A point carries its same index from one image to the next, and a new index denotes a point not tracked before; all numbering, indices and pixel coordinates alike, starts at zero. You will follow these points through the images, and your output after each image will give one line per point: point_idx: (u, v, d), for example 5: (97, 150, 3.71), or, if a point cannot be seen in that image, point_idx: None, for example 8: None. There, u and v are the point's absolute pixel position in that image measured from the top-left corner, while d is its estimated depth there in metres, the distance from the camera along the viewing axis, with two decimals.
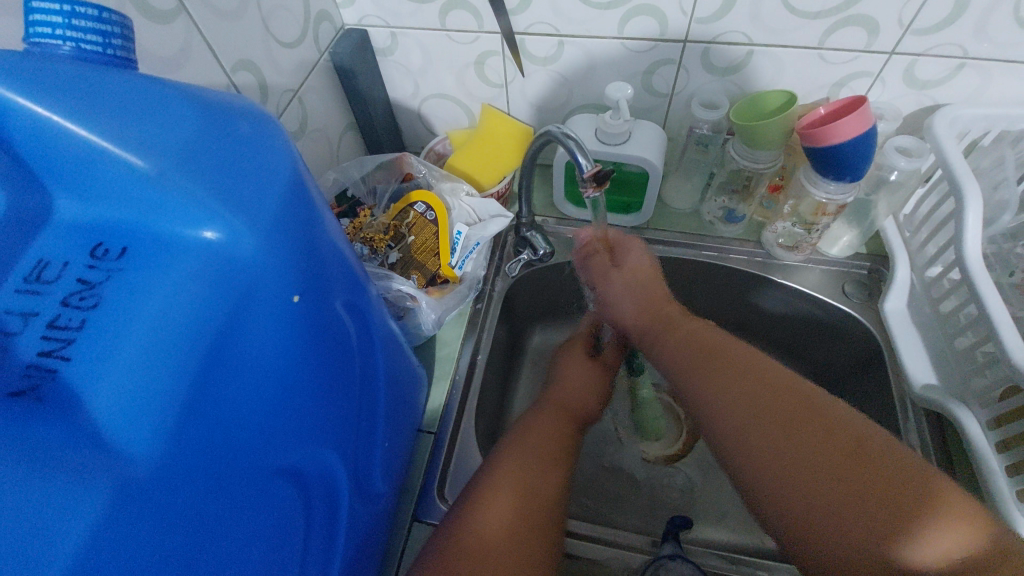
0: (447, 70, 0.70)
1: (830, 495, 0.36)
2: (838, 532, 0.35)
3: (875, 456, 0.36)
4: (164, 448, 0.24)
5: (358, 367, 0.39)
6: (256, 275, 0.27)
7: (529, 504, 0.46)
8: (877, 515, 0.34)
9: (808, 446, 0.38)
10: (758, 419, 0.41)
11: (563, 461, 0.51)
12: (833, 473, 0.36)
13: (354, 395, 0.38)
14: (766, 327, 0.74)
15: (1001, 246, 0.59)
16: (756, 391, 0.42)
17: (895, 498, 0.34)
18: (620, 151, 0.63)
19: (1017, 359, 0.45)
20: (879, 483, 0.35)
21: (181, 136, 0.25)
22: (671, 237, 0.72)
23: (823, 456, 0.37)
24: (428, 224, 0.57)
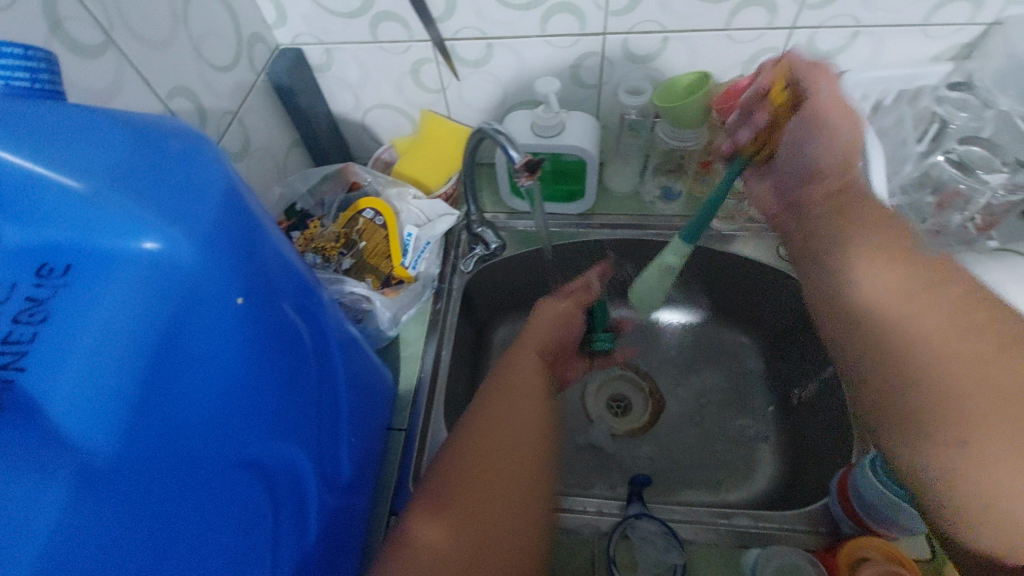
0: (384, 81, 0.72)
1: (880, 409, 0.37)
2: (892, 448, 0.36)
3: (946, 378, 0.33)
4: (122, 444, 0.25)
5: (315, 365, 0.41)
6: (197, 280, 0.29)
7: (470, 477, 0.45)
8: (918, 417, 0.34)
9: (877, 360, 0.37)
10: (881, 339, 0.38)
11: (512, 429, 0.49)
12: (893, 378, 0.36)
13: (312, 392, 0.40)
14: (717, 295, 0.78)
15: None
16: (887, 315, 0.38)
17: (938, 404, 0.33)
18: (556, 142, 0.67)
19: None
20: (923, 388, 0.34)
21: (112, 157, 0.27)
22: (616, 221, 0.75)
23: (886, 370, 0.37)
24: (378, 228, 0.59)
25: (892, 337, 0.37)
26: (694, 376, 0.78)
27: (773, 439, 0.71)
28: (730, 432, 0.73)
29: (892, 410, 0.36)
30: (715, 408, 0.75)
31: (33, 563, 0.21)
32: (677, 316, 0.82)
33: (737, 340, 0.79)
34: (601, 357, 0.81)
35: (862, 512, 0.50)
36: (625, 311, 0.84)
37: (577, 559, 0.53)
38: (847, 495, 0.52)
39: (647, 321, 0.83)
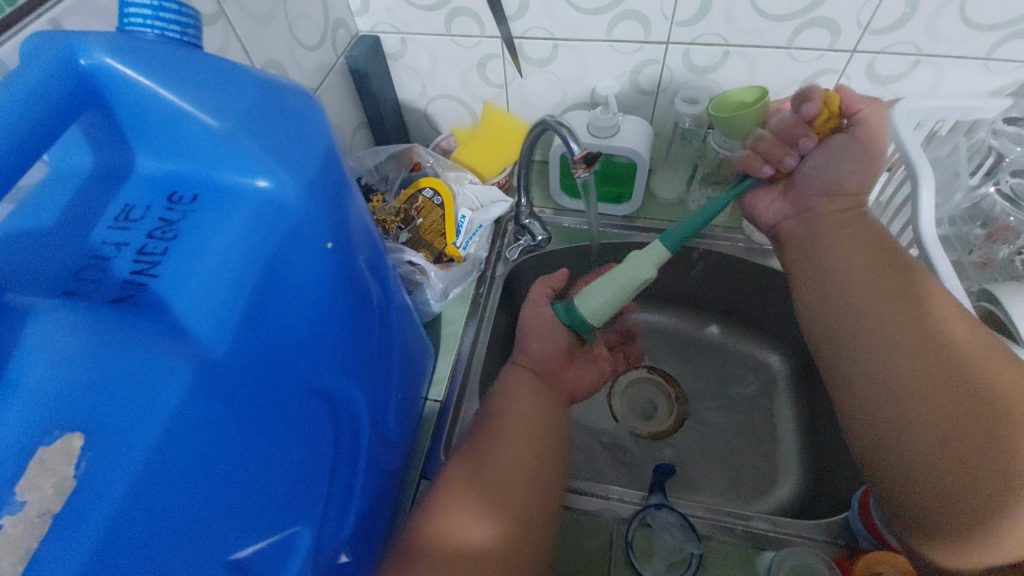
0: (452, 73, 0.76)
1: (903, 412, 0.42)
2: (910, 448, 0.41)
3: (995, 398, 0.39)
4: (226, 351, 0.29)
5: (378, 319, 0.45)
6: (298, 221, 0.32)
7: (483, 466, 0.50)
8: (956, 423, 0.39)
9: (917, 363, 0.43)
10: (903, 349, 0.44)
11: (523, 431, 0.53)
12: (926, 385, 0.42)
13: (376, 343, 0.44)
14: (751, 310, 0.79)
15: (961, 225, 0.65)
16: (906, 330, 0.45)
17: (972, 414, 0.39)
18: (610, 143, 0.69)
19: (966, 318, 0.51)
20: (960, 398, 0.40)
21: (245, 103, 0.30)
22: (659, 226, 0.77)
23: (924, 375, 0.42)
24: (435, 207, 0.63)
25: (935, 345, 0.43)
26: (720, 386, 0.79)
27: (800, 457, 0.71)
28: (753, 445, 0.73)
29: (918, 413, 0.41)
30: (739, 421, 0.76)
31: (154, 436, 0.24)
32: (708, 328, 0.83)
33: (767, 355, 0.80)
34: (631, 359, 0.83)
35: (883, 525, 0.50)
36: (658, 317, 0.85)
37: (596, 540, 0.55)
38: (867, 508, 0.52)
39: (681, 328, 0.84)
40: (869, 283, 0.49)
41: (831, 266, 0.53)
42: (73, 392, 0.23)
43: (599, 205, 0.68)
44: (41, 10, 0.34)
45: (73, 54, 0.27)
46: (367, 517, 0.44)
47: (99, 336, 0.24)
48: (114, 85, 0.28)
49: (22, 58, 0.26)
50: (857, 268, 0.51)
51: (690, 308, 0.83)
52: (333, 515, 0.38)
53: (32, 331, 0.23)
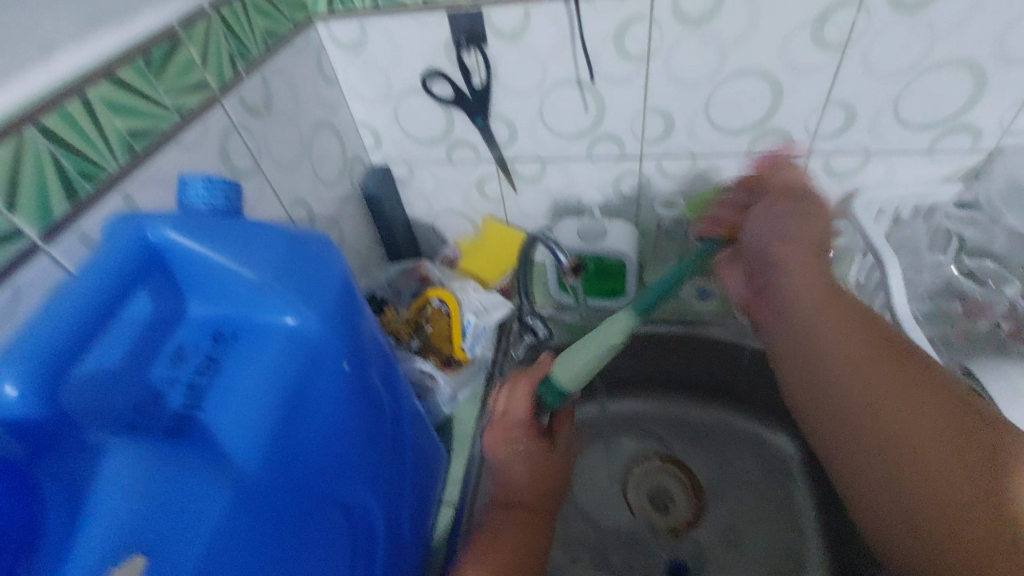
0: (454, 192, 0.85)
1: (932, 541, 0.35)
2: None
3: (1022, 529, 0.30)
4: (261, 472, 0.33)
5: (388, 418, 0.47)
6: (320, 350, 0.38)
7: None
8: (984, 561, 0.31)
9: (916, 461, 0.36)
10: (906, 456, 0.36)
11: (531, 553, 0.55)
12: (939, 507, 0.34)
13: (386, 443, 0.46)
14: (755, 391, 0.80)
15: (939, 300, 0.68)
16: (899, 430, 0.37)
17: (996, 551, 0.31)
18: (598, 246, 0.76)
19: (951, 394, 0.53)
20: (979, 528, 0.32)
21: (278, 258, 0.37)
22: (655, 317, 0.81)
23: (945, 504, 0.34)
24: (442, 314, 0.69)
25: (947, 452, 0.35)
26: (736, 472, 0.79)
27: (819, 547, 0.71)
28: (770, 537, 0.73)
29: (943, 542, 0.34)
30: (756, 509, 0.76)
31: (203, 557, 0.28)
32: (717, 412, 0.83)
33: (779, 438, 0.80)
34: (642, 448, 0.83)
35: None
36: (666, 403, 0.85)
37: None
38: None
39: (694, 413, 0.84)
40: (848, 367, 0.41)
41: (813, 350, 0.44)
42: (136, 523, 0.27)
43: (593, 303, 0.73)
44: (116, 187, 0.42)
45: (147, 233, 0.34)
46: None
47: (157, 471, 0.29)
48: (176, 253, 0.35)
49: (107, 241, 0.34)
50: (842, 353, 0.42)
51: (702, 393, 0.83)
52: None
53: (105, 467, 0.28)
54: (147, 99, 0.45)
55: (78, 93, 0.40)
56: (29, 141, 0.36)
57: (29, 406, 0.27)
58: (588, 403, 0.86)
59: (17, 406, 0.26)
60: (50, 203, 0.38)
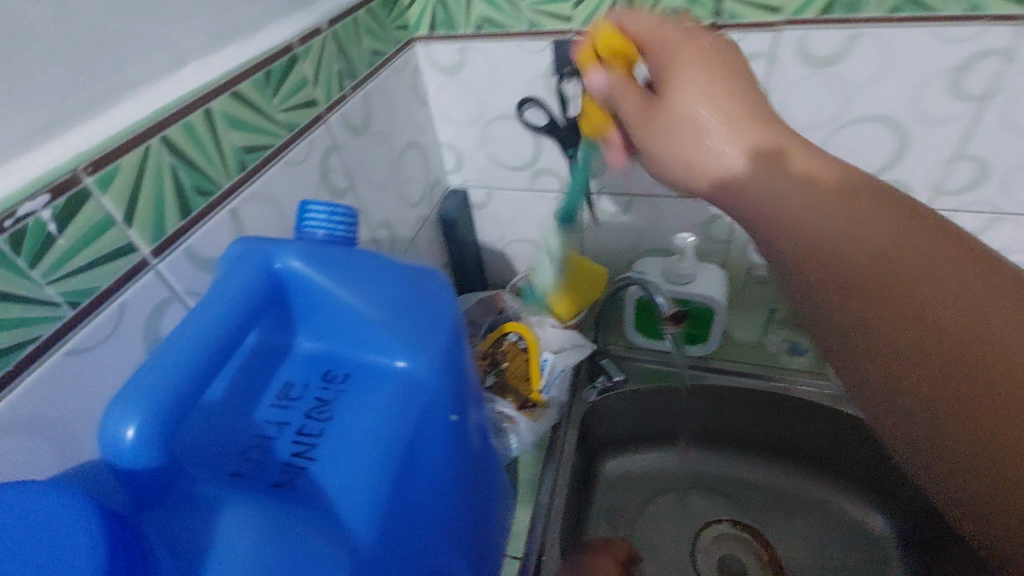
0: (532, 221, 0.82)
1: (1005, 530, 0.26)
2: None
3: None
4: (375, 538, 0.28)
5: (486, 478, 0.42)
6: (432, 396, 0.34)
7: None
8: None
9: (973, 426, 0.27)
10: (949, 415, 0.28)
11: None
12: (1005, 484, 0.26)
13: (483, 506, 0.41)
14: (848, 460, 0.73)
15: None
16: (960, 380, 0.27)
17: None
18: (686, 289, 0.71)
19: None
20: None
21: (395, 292, 0.34)
22: (740, 368, 0.76)
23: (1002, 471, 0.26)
24: (520, 351, 0.65)
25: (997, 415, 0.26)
26: (824, 550, 0.72)
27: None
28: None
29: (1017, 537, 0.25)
30: None
31: None
32: (802, 480, 0.77)
33: (873, 517, 0.73)
34: (713, 512, 0.77)
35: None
36: (745, 464, 0.79)
37: None
38: None
39: (782, 479, 0.77)
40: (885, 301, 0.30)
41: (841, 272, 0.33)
42: None
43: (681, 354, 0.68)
44: (224, 203, 0.41)
45: (268, 262, 0.33)
46: None
47: (273, 536, 0.26)
48: (294, 283, 0.34)
49: (233, 270, 0.32)
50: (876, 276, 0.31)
51: (794, 460, 0.77)
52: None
53: (224, 523, 0.26)
54: (262, 114, 0.44)
55: (203, 104, 0.38)
56: (152, 153, 0.35)
57: (146, 446, 0.25)
58: (665, 451, 0.81)
59: (134, 445, 0.25)
60: (165, 217, 0.36)
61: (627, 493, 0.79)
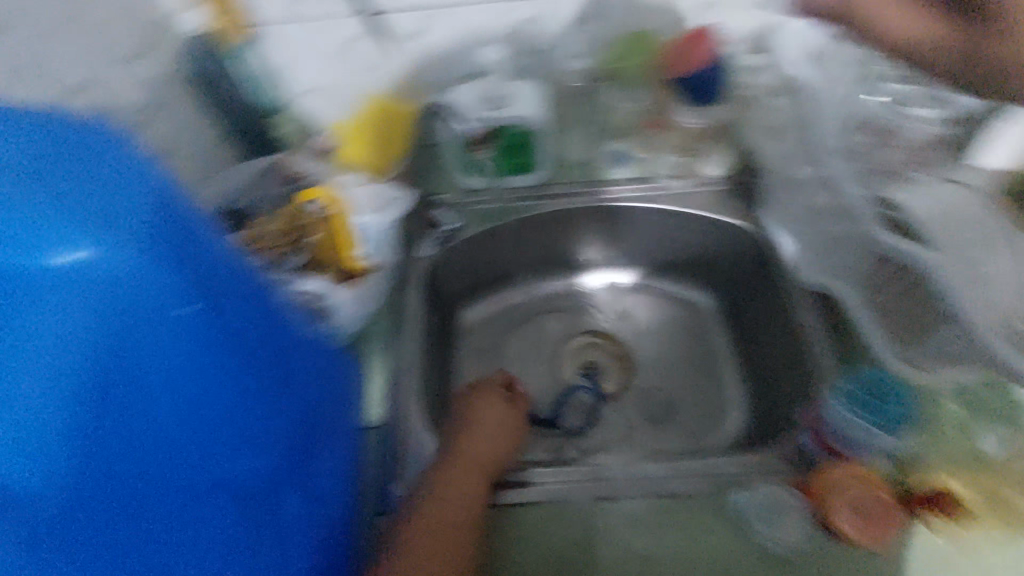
0: (316, 60, 0.71)
1: None
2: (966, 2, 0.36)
3: None
4: (73, 479, 0.25)
5: (301, 357, 0.40)
6: (128, 290, 0.26)
7: None
8: None
9: None
10: None
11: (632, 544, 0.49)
12: None
13: (309, 385, 0.41)
14: (681, 250, 0.75)
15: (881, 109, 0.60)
16: None
17: None
18: (504, 111, 0.67)
19: None
20: None
21: (28, 155, 0.25)
22: (571, 189, 0.72)
23: None
24: (323, 219, 0.57)
25: None
26: (669, 335, 0.77)
27: (746, 417, 0.68)
28: (706, 403, 0.70)
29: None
30: (690, 371, 0.73)
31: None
32: (647, 281, 0.79)
33: (710, 296, 0.77)
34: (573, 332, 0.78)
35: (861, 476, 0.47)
36: (591, 278, 0.80)
37: (573, 528, 0.50)
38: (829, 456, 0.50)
39: (629, 280, 0.79)
40: None
41: None
42: None
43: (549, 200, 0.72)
44: None
45: None
46: None
47: None
48: None
49: None
50: None
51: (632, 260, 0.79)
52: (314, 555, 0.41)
53: None
54: None
55: None
56: None
57: None
58: (512, 290, 0.79)
59: None
60: None
61: (488, 341, 0.77)
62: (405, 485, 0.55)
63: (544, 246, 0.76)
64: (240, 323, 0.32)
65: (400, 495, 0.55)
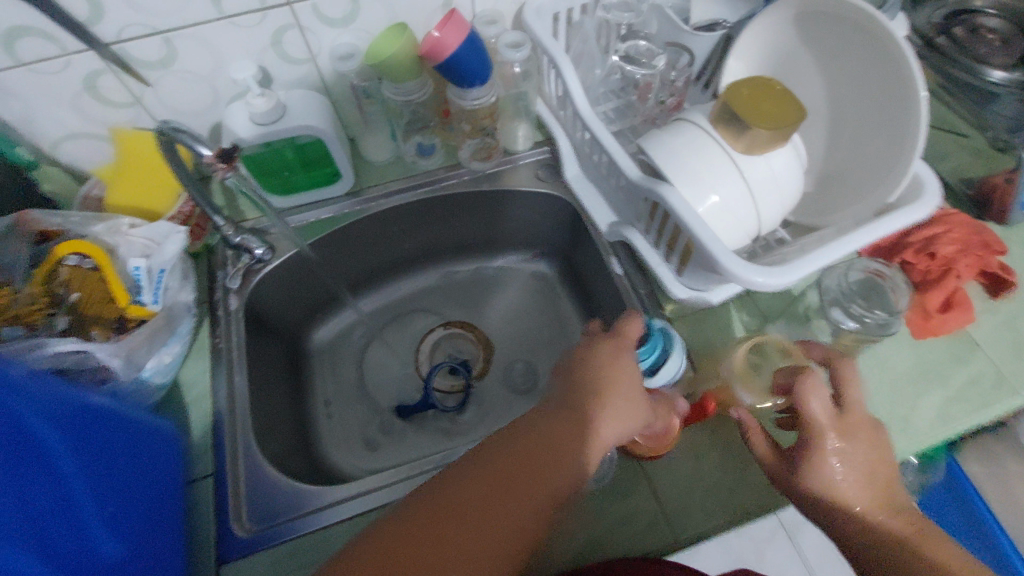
0: (60, 106, 0.62)
1: None
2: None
3: None
4: None
5: (42, 466, 0.41)
6: None
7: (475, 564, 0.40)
8: None
9: None
10: None
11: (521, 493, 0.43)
12: None
13: (63, 490, 0.41)
14: (502, 229, 0.83)
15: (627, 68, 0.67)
16: None
17: None
18: (281, 126, 0.64)
19: (647, 182, 0.53)
20: None
21: None
22: (384, 189, 0.76)
23: None
24: (88, 272, 0.53)
25: None
26: (507, 310, 0.85)
27: None
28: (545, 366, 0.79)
29: None
30: (530, 337, 0.82)
31: None
32: (478, 265, 0.87)
33: (536, 264, 0.86)
34: (418, 330, 0.83)
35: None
36: (428, 275, 0.86)
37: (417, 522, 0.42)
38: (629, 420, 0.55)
39: (454, 274, 0.87)
40: None
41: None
42: None
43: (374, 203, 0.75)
44: None
45: None
46: None
47: None
48: None
49: None
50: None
51: (451, 255, 0.86)
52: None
53: None
54: None
55: None
56: None
57: None
58: (344, 309, 0.82)
59: None
60: None
61: (341, 358, 0.80)
62: (248, 523, 0.54)
63: (373, 256, 0.81)
64: None
65: (244, 535, 0.53)
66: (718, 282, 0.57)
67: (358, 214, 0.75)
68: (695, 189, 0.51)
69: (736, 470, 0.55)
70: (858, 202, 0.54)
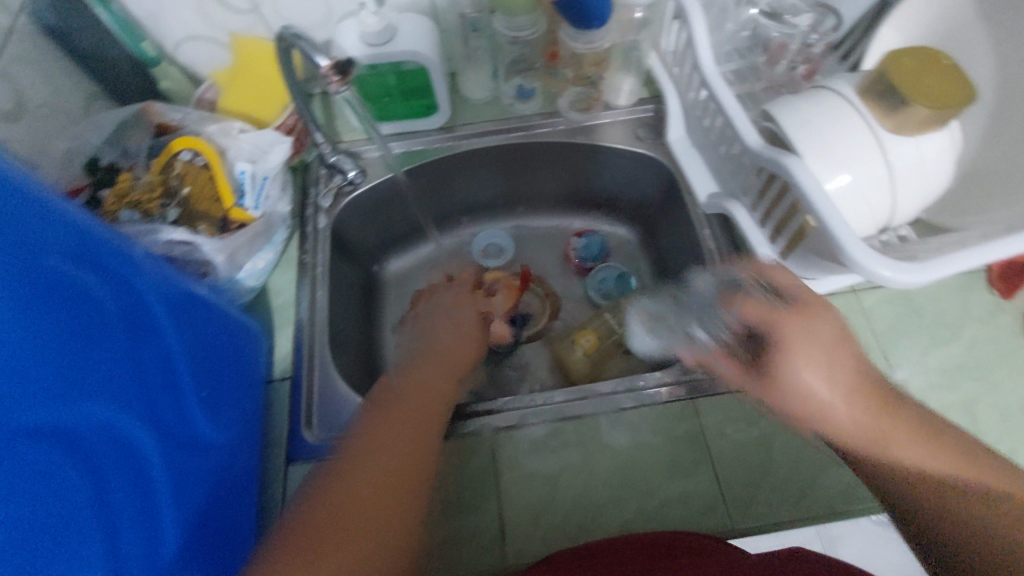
0: (185, 6, 0.63)
1: None
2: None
3: None
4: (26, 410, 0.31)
5: (160, 348, 0.44)
6: (72, 261, 0.37)
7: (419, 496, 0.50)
8: None
9: None
10: None
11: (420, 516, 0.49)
12: None
13: (170, 368, 0.45)
14: (588, 185, 0.80)
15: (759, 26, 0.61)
16: None
17: None
18: (389, 49, 0.63)
19: (766, 150, 0.49)
20: None
21: None
22: (476, 129, 0.74)
23: None
24: (199, 170, 0.55)
25: None
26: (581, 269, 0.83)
27: None
28: None
29: None
30: None
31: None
32: (557, 220, 0.85)
33: (618, 228, 0.83)
34: None
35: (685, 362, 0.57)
36: (505, 223, 0.85)
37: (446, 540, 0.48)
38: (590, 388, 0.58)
39: (533, 225, 0.85)
40: None
41: None
42: None
43: (465, 140, 0.74)
44: None
45: None
46: (201, 543, 0.43)
47: None
48: None
49: None
50: None
51: (532, 207, 0.84)
52: (179, 524, 0.42)
53: None
54: None
55: None
56: None
57: None
58: (421, 244, 0.83)
59: None
60: None
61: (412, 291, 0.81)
62: (317, 429, 0.56)
63: (454, 196, 0.80)
64: (105, 312, 0.39)
65: (313, 439, 0.56)
66: (824, 270, 0.53)
67: (450, 150, 0.74)
68: (824, 163, 0.46)
69: (809, 469, 0.52)
70: (1015, 204, 0.47)
